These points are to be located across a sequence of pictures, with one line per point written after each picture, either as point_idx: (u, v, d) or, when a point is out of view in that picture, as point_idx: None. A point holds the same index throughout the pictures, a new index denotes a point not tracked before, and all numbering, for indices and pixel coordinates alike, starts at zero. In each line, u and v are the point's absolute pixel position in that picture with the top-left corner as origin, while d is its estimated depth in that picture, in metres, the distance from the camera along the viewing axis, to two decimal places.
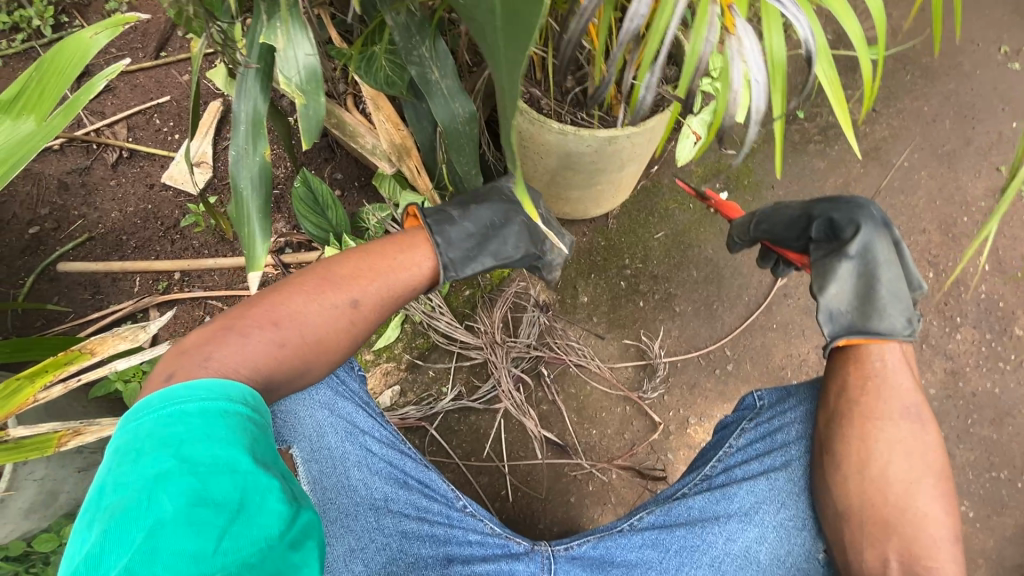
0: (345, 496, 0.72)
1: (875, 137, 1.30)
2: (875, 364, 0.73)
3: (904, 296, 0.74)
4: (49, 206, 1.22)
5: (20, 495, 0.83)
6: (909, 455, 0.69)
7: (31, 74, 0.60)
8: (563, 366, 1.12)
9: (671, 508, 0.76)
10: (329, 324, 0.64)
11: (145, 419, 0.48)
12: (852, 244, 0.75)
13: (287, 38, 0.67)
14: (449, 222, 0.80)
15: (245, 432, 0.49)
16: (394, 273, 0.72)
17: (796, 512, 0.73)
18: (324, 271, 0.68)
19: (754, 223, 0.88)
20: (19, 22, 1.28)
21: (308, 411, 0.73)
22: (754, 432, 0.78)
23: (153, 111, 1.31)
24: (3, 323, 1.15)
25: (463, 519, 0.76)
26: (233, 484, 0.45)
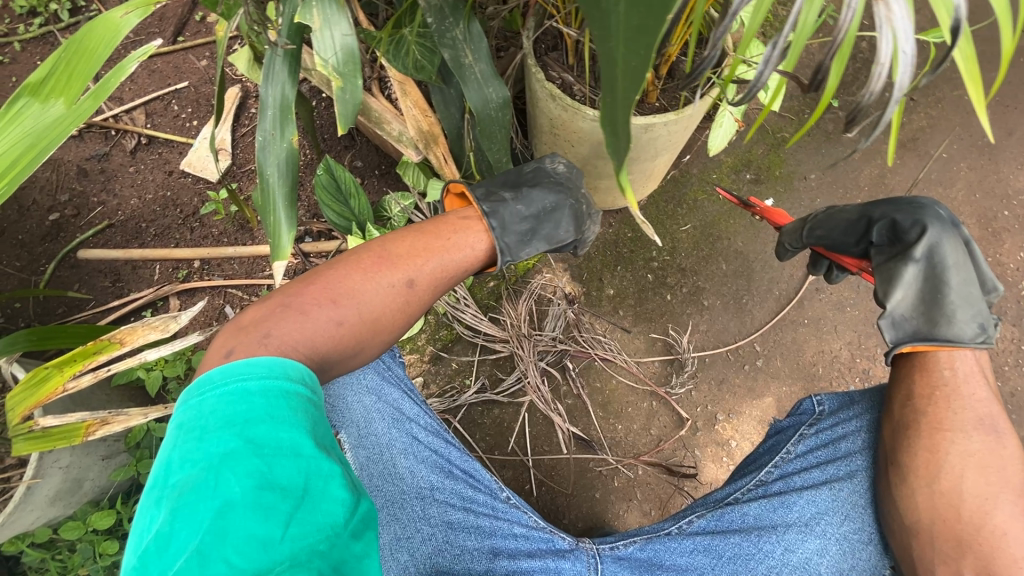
0: (391, 484, 0.71)
1: (912, 127, 1.26)
2: (944, 373, 0.70)
3: (975, 301, 0.71)
4: (69, 193, 1.21)
5: (45, 483, 0.82)
6: (985, 469, 0.65)
7: (60, 54, 0.58)
8: (589, 360, 1.10)
9: (723, 514, 0.75)
10: (384, 304, 0.62)
11: (208, 395, 0.47)
12: (919, 246, 0.72)
13: (323, 19, 0.65)
14: (502, 203, 0.77)
15: (307, 415, 0.49)
16: (448, 254, 0.70)
17: (861, 526, 0.72)
18: (380, 249, 0.66)
19: (806, 229, 0.85)
20: (37, 7, 1.26)
21: (355, 396, 0.74)
22: (815, 440, 0.77)
23: (171, 97, 1.29)
24: (24, 310, 1.15)
25: (508, 511, 0.74)
26: (297, 468, 0.45)
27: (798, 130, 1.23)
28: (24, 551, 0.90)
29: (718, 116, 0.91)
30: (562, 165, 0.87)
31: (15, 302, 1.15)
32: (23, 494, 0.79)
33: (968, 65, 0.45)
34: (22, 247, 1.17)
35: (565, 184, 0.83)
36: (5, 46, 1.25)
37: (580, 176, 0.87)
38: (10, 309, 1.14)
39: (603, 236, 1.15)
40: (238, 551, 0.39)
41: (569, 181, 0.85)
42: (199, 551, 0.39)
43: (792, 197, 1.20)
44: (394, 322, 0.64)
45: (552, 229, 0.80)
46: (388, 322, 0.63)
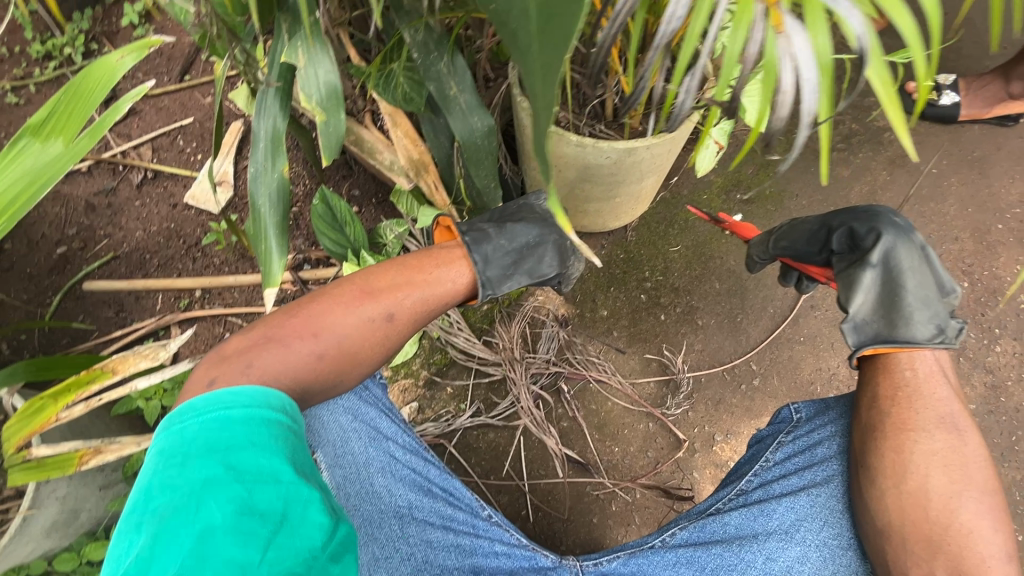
0: (368, 503, 0.70)
1: (900, 144, 1.27)
2: (905, 373, 0.70)
3: (932, 304, 0.72)
4: (77, 227, 1.25)
5: (42, 514, 0.83)
6: (949, 467, 0.64)
7: (58, 96, 0.61)
8: (583, 382, 1.09)
9: (705, 525, 0.72)
10: (366, 338, 0.64)
11: (190, 423, 0.49)
12: (874, 251, 0.74)
13: (307, 57, 0.68)
14: (484, 237, 0.78)
15: (287, 442, 0.50)
16: (430, 288, 0.71)
17: (839, 531, 0.70)
18: (363, 282, 0.68)
19: (773, 240, 0.89)
20: (52, 51, 1.33)
21: (331, 416, 0.72)
22: (792, 446, 0.75)
23: (177, 132, 1.34)
24: (30, 341, 1.17)
25: (489, 529, 0.74)
26: (275, 492, 0.45)
27: (788, 151, 1.25)
28: None
29: (704, 140, 0.93)
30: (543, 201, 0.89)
31: (21, 333, 1.18)
32: (19, 526, 0.79)
33: (885, 89, 0.43)
34: (30, 280, 1.21)
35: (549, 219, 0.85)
36: (21, 87, 1.31)
37: None
38: (17, 340, 1.17)
39: (595, 258, 1.16)
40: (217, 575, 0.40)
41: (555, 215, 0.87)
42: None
43: (783, 215, 1.21)
44: (372, 352, 0.65)
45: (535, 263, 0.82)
46: (367, 348, 0.64)
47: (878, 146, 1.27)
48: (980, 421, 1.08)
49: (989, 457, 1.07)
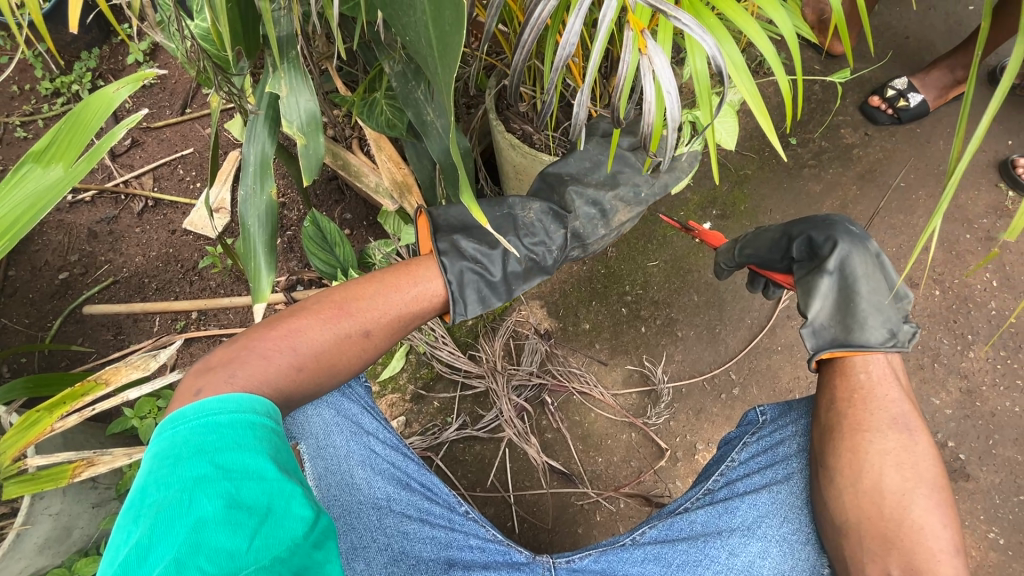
0: (348, 494, 0.74)
1: (869, 159, 1.32)
2: (859, 376, 0.75)
3: (885, 309, 0.78)
4: (79, 253, 1.30)
5: (35, 529, 0.86)
6: (901, 465, 0.69)
7: (60, 127, 0.66)
8: (567, 394, 1.12)
9: (674, 522, 0.78)
10: (342, 350, 0.68)
11: (180, 428, 0.52)
12: (832, 259, 0.79)
13: (289, 87, 0.73)
14: (456, 253, 0.80)
15: (271, 443, 0.54)
16: (407, 307, 0.75)
17: (799, 526, 0.75)
18: (341, 300, 0.71)
19: (739, 247, 0.95)
20: (60, 88, 1.41)
21: (316, 409, 0.75)
22: (756, 446, 0.81)
23: (177, 162, 1.40)
24: (31, 365, 1.21)
25: (465, 523, 0.77)
26: (260, 486, 0.49)
27: (760, 168, 1.30)
28: None
29: None
30: (538, 210, 0.86)
31: (22, 356, 1.21)
32: (12, 541, 0.82)
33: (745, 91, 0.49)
34: (33, 305, 1.26)
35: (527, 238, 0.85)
36: (31, 123, 1.39)
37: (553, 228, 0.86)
38: (18, 363, 1.21)
39: (577, 273, 1.20)
40: (208, 562, 0.43)
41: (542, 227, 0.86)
42: (174, 563, 0.42)
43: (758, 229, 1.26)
44: (350, 363, 0.69)
45: (509, 279, 0.84)
46: (345, 360, 0.68)
47: (847, 162, 1.32)
48: (957, 425, 1.10)
49: (968, 461, 1.08)
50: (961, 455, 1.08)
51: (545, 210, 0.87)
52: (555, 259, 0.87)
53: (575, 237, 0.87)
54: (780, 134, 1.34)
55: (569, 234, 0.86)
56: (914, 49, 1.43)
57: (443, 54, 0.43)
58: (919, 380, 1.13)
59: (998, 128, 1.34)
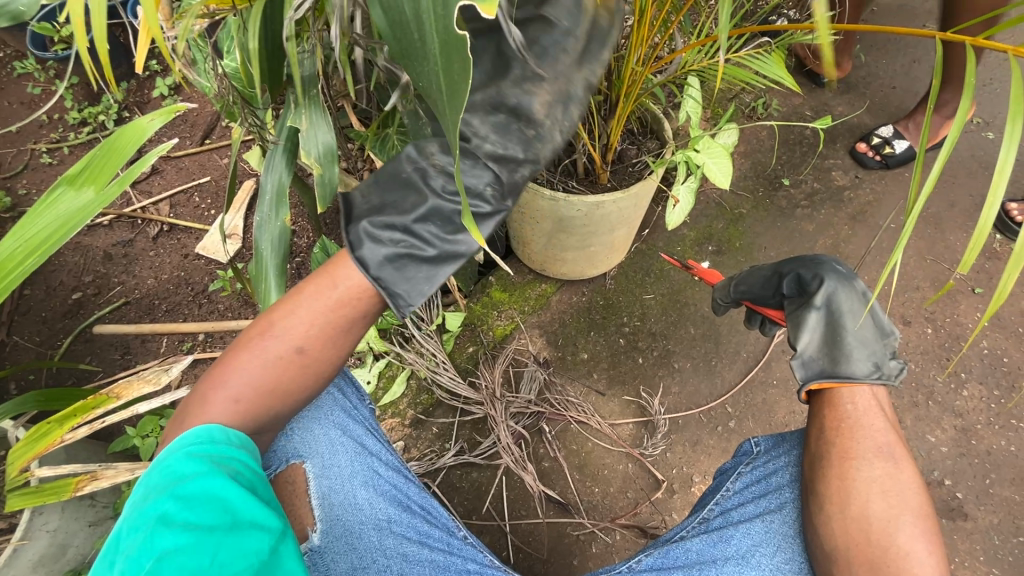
0: (351, 514, 0.74)
1: (860, 201, 1.37)
2: (846, 407, 0.77)
3: (870, 343, 0.80)
4: (93, 274, 1.35)
5: (32, 545, 0.85)
6: (886, 493, 0.70)
7: (96, 152, 0.71)
8: (565, 423, 1.13)
9: (669, 550, 0.78)
10: (275, 374, 0.60)
11: (151, 471, 0.54)
12: (818, 295, 0.84)
13: (309, 121, 0.79)
14: (371, 242, 0.65)
15: (228, 465, 0.54)
16: (335, 311, 0.62)
17: (792, 556, 0.75)
18: (262, 322, 0.62)
19: (734, 284, 1.00)
20: (88, 118, 1.49)
21: (322, 428, 0.75)
22: (749, 476, 0.83)
23: (194, 190, 1.46)
24: (38, 381, 1.24)
25: (463, 548, 0.78)
26: (223, 507, 0.51)
27: (754, 207, 1.35)
28: None
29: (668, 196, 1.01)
30: (439, 153, 0.66)
31: (30, 374, 1.24)
32: (9, 556, 0.82)
33: None
34: (44, 324, 1.29)
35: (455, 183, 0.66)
36: (57, 150, 1.46)
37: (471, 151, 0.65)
38: (26, 380, 1.24)
39: (576, 304, 1.23)
40: None
41: (456, 171, 0.65)
42: None
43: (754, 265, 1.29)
44: (299, 388, 0.62)
45: (445, 243, 0.68)
46: (294, 387, 0.62)
47: (838, 203, 1.37)
48: (954, 463, 1.11)
49: (966, 500, 1.08)
50: (958, 493, 1.08)
51: (448, 148, 0.66)
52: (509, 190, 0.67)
53: (501, 161, 0.64)
54: (773, 176, 1.39)
55: (492, 163, 0.64)
56: (900, 98, 1.50)
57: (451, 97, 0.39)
58: (914, 417, 1.14)
59: (982, 172, 1.40)
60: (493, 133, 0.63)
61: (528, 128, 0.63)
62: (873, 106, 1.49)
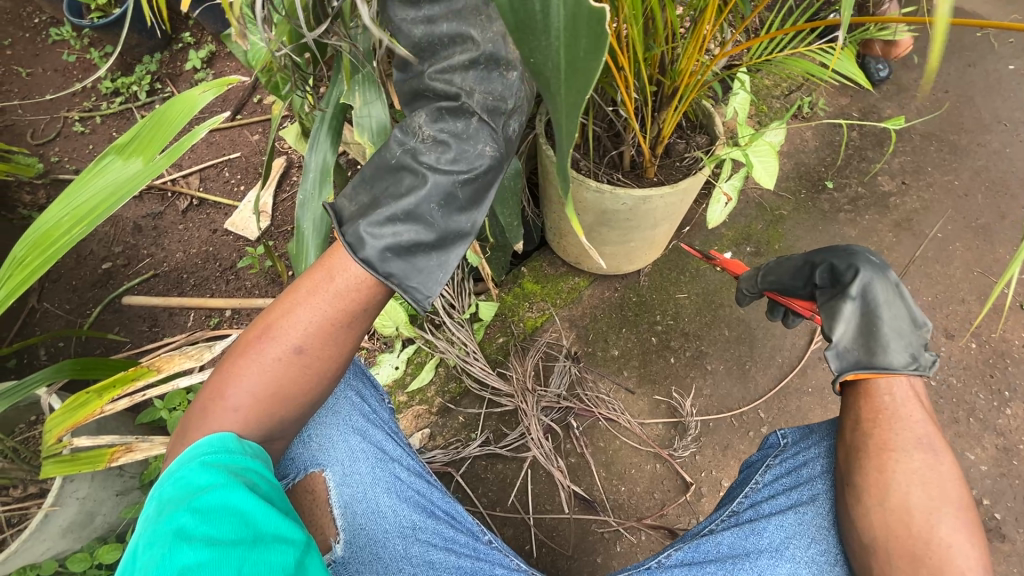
0: (375, 523, 0.73)
1: (906, 208, 1.32)
2: (884, 399, 0.74)
3: (906, 333, 0.79)
4: (122, 245, 1.35)
5: (62, 512, 0.85)
6: (928, 485, 0.67)
7: (144, 123, 0.70)
8: (593, 420, 1.12)
9: (700, 544, 0.76)
10: (274, 379, 0.56)
11: (164, 485, 0.51)
12: (854, 285, 0.82)
13: (363, 100, 0.78)
14: (374, 240, 0.58)
15: (246, 476, 0.52)
16: (334, 303, 0.58)
17: (827, 547, 0.73)
18: (254, 329, 0.58)
19: (761, 276, 0.99)
20: (121, 88, 1.48)
21: (341, 435, 0.74)
22: (779, 468, 0.81)
23: (224, 165, 1.45)
24: (67, 349, 1.24)
25: (490, 552, 0.77)
26: (243, 519, 0.48)
27: (794, 209, 1.32)
28: None
29: (713, 194, 0.97)
30: (426, 122, 0.62)
31: (60, 341, 1.25)
32: (40, 521, 0.83)
33: None
34: (74, 292, 1.29)
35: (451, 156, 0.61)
36: (89, 119, 1.45)
37: (463, 115, 0.61)
38: (55, 347, 1.25)
39: (608, 300, 1.21)
40: None
41: (449, 139, 0.61)
42: None
43: None
44: (304, 391, 0.58)
45: (450, 223, 0.62)
46: (299, 391, 0.58)
47: (883, 209, 1.32)
48: (993, 483, 1.08)
49: (1004, 521, 1.05)
50: (997, 514, 1.06)
51: (436, 115, 0.62)
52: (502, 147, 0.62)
53: (492, 112, 0.61)
54: (816, 178, 1.35)
55: (486, 117, 0.61)
56: (953, 103, 1.44)
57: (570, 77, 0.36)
58: (954, 434, 1.11)
59: None
60: (478, 84, 0.60)
61: (509, 71, 0.60)
62: (927, 109, 1.43)
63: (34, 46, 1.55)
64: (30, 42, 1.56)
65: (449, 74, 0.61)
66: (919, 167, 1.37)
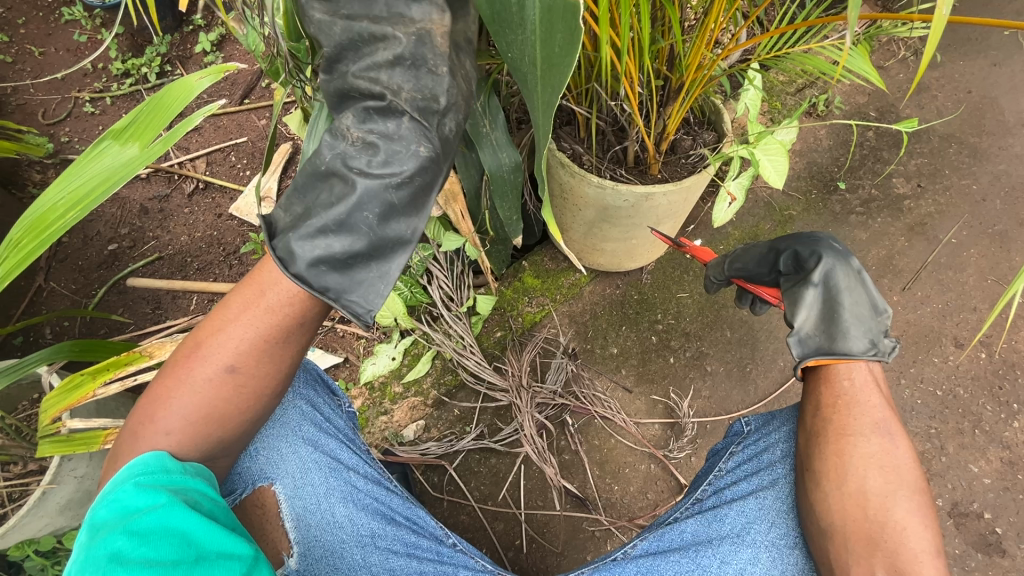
0: (331, 533, 0.74)
1: (921, 212, 1.29)
2: (843, 383, 0.74)
3: (867, 319, 0.76)
4: (129, 227, 1.35)
5: (60, 489, 0.86)
6: (884, 469, 0.69)
7: (143, 107, 0.69)
8: (589, 417, 1.11)
9: (665, 533, 0.78)
10: (208, 399, 0.58)
11: (95, 509, 0.52)
12: (816, 272, 0.78)
13: None
14: (304, 253, 0.58)
15: (184, 495, 0.54)
16: (264, 321, 0.59)
17: (786, 531, 0.75)
18: (188, 345, 0.60)
19: (728, 261, 0.92)
20: (130, 69, 1.48)
21: (291, 448, 0.73)
22: (742, 455, 0.81)
23: (230, 149, 1.45)
24: (72, 329, 1.25)
25: (454, 556, 0.78)
26: (184, 540, 0.51)
27: (805, 209, 1.29)
28: (29, 556, 0.91)
29: (719, 192, 0.94)
30: (355, 124, 0.60)
31: (65, 321, 1.26)
32: (38, 498, 0.83)
33: None
34: (80, 272, 1.30)
35: (380, 161, 0.59)
36: (99, 99, 1.46)
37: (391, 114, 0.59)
38: (60, 327, 1.26)
39: (608, 297, 1.19)
40: None
41: (377, 140, 0.59)
42: None
43: None
44: (240, 409, 0.60)
45: (386, 232, 0.60)
46: (232, 410, 0.59)
47: (897, 213, 1.28)
48: (995, 497, 1.06)
49: (1003, 535, 1.04)
50: (998, 528, 1.04)
51: (364, 116, 0.60)
52: (438, 148, 0.60)
53: (423, 112, 0.59)
54: (828, 178, 1.31)
55: (417, 117, 0.58)
56: (976, 103, 1.39)
57: (546, 74, 0.40)
58: (957, 446, 1.09)
59: None
60: (406, 81, 0.57)
61: (438, 67, 0.57)
62: (947, 110, 1.38)
63: (45, 24, 1.55)
64: (42, 20, 1.55)
65: (374, 71, 0.58)
66: (937, 170, 1.33)
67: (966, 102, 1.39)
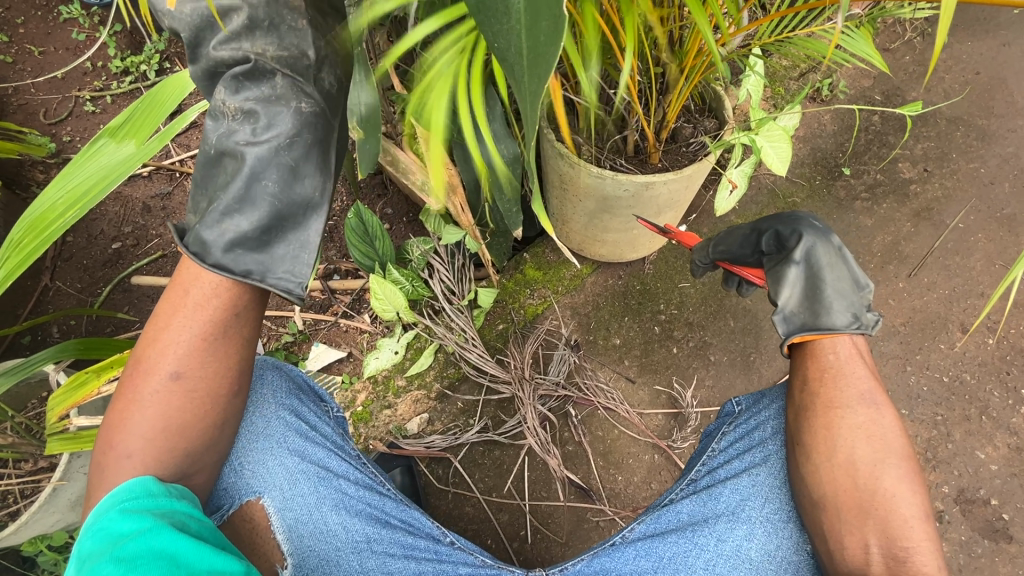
0: (324, 542, 0.74)
1: (927, 197, 1.27)
2: (829, 357, 0.73)
3: (849, 293, 0.75)
4: (132, 225, 1.36)
5: (71, 485, 0.87)
6: (871, 438, 0.69)
7: (137, 106, 0.70)
8: (591, 408, 1.11)
9: (661, 515, 0.79)
10: (160, 410, 0.60)
11: (82, 539, 0.52)
12: (797, 250, 0.77)
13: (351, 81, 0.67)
14: (219, 237, 0.61)
15: (171, 518, 0.55)
16: (194, 319, 0.61)
17: (779, 505, 0.75)
18: (131, 368, 0.63)
19: (711, 245, 0.90)
20: (129, 67, 1.47)
21: (277, 460, 0.74)
22: (733, 434, 0.81)
23: None
24: (79, 328, 1.26)
25: (452, 553, 0.79)
26: (173, 561, 0.51)
27: (809, 196, 1.27)
28: (43, 552, 0.91)
29: (721, 179, 0.92)
30: (228, 97, 0.62)
31: (71, 320, 1.27)
32: (49, 495, 0.84)
33: None
34: (85, 271, 1.31)
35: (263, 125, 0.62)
36: (99, 98, 1.46)
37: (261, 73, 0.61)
38: (67, 325, 1.27)
39: (610, 288, 1.19)
40: None
41: (254, 107, 0.62)
42: None
43: None
44: (199, 413, 0.62)
45: (292, 195, 0.63)
46: (191, 417, 0.61)
47: (903, 198, 1.27)
48: (1003, 483, 1.05)
49: (1010, 521, 1.03)
50: (1005, 514, 1.04)
51: (235, 86, 0.62)
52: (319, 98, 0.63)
53: (294, 67, 0.62)
54: (833, 164, 1.30)
55: (288, 73, 0.62)
56: (985, 85, 1.37)
57: (531, 66, 0.39)
58: (964, 432, 1.09)
59: None
60: (269, 43, 0.61)
61: (297, 19, 0.60)
62: (954, 91, 1.36)
63: (43, 22, 1.54)
64: (41, 19, 1.54)
65: (235, 40, 0.61)
66: (943, 153, 1.31)
67: (973, 83, 1.37)
